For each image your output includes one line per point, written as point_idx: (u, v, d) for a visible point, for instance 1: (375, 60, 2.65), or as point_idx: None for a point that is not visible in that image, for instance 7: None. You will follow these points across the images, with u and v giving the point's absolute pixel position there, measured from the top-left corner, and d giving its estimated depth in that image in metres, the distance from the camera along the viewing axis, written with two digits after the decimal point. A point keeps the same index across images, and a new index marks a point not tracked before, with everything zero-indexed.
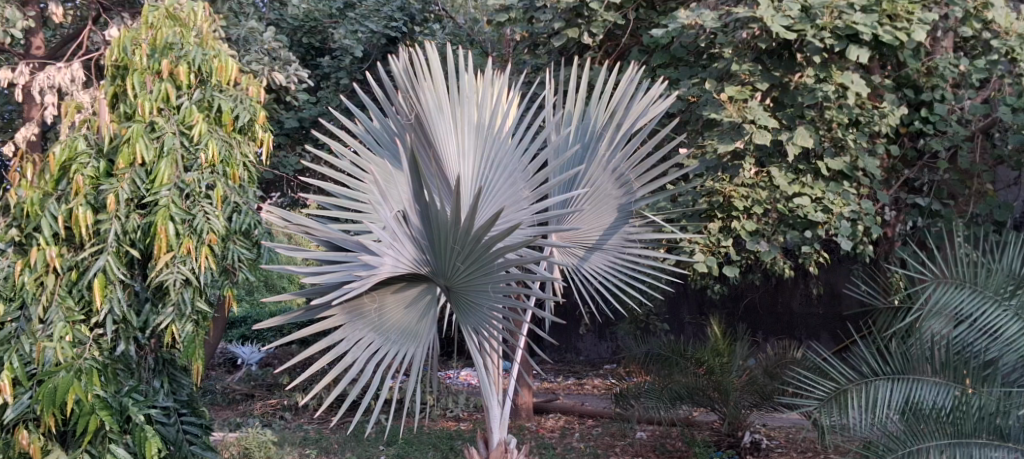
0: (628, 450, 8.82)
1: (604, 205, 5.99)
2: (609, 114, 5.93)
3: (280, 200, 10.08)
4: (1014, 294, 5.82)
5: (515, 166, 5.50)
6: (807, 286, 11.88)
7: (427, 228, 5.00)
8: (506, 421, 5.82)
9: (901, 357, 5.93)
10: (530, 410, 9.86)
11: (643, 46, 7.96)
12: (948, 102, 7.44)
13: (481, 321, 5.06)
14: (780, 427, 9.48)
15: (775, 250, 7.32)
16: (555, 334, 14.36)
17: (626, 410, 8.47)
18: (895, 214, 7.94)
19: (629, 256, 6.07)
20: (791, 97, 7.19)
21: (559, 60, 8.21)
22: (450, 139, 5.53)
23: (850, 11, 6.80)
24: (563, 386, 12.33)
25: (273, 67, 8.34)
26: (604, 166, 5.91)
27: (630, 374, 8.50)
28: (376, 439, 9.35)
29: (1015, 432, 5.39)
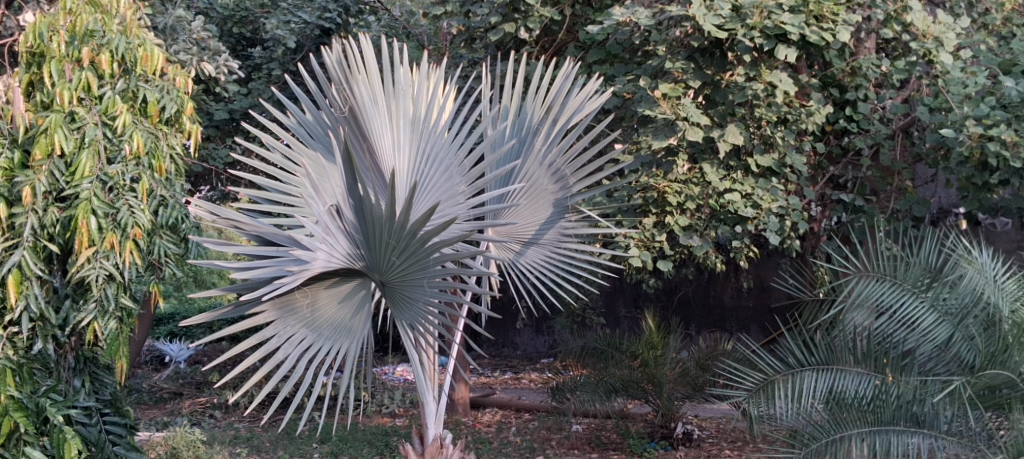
0: (564, 443, 8.98)
1: (540, 200, 6.13)
2: (545, 109, 6.07)
3: (210, 193, 10.09)
4: (930, 286, 6.06)
5: (451, 160, 5.61)
6: (737, 280, 12.15)
7: (362, 223, 5.10)
8: (442, 417, 5.94)
9: (826, 349, 6.11)
10: (466, 405, 9.96)
11: (580, 43, 8.11)
12: (871, 101, 7.69)
13: (417, 316, 5.19)
14: (710, 418, 9.71)
15: (707, 245, 7.48)
16: (491, 329, 14.52)
17: (561, 403, 8.60)
18: (821, 210, 8.17)
19: (565, 251, 6.22)
20: (722, 96, 7.36)
21: (496, 54, 8.31)
22: (386, 134, 5.63)
23: (778, 11, 6.98)
24: (500, 380, 12.49)
25: (202, 57, 8.21)
26: (539, 162, 6.06)
27: (566, 368, 8.70)
28: (308, 437, 9.40)
29: (930, 418, 5.63)
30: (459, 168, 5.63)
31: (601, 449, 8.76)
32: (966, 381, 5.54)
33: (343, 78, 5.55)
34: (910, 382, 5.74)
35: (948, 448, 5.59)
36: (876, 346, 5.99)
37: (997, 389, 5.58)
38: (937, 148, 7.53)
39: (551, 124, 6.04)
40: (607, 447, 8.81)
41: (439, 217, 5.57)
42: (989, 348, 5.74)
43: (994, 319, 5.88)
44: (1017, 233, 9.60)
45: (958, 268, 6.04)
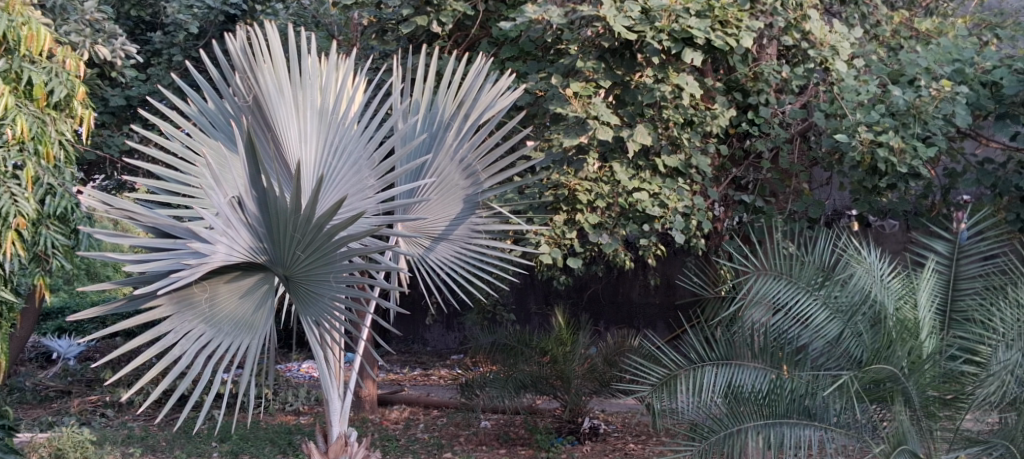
0: (472, 439, 9.11)
1: (451, 196, 6.24)
2: (457, 104, 6.19)
3: (105, 182, 9.85)
4: (822, 285, 6.31)
5: (360, 153, 5.68)
6: (645, 278, 12.47)
7: (265, 216, 5.13)
8: (346, 414, 6.02)
9: (726, 344, 6.24)
10: (373, 403, 10.03)
11: (493, 39, 8.14)
12: (772, 106, 7.91)
13: (322, 312, 5.26)
14: (617, 412, 9.92)
15: (616, 242, 7.62)
16: (399, 324, 14.59)
17: (470, 399, 8.70)
18: (724, 210, 8.42)
19: (475, 246, 6.33)
20: (632, 96, 7.52)
21: (408, 47, 8.36)
22: (292, 124, 5.69)
23: (686, 15, 7.12)
24: (409, 376, 12.60)
25: (96, 39, 8.07)
26: (451, 157, 6.17)
27: (476, 364, 8.73)
28: (206, 437, 9.35)
29: (820, 411, 5.92)
30: (368, 162, 5.70)
31: (509, 445, 8.89)
32: (854, 375, 5.70)
33: (247, 67, 5.62)
34: (803, 376, 5.99)
35: (836, 440, 5.88)
36: (772, 341, 6.19)
37: (882, 382, 5.77)
38: (832, 153, 7.84)
39: (462, 120, 6.17)
40: (515, 443, 8.93)
41: (347, 211, 5.67)
42: (875, 343, 6.07)
43: (880, 316, 6.18)
44: (904, 234, 10.05)
45: (848, 267, 6.35)
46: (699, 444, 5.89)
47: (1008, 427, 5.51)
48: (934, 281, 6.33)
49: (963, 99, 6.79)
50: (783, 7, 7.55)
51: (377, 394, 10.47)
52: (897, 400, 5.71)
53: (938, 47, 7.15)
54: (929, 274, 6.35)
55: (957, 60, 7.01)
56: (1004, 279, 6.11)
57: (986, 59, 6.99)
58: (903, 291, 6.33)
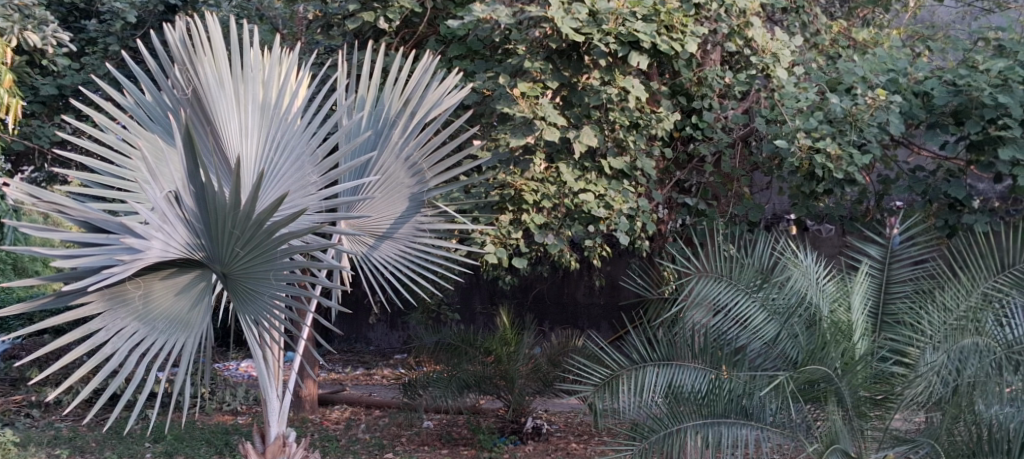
0: (414, 439, 9.12)
1: (395, 194, 6.27)
2: (403, 102, 6.22)
3: (35, 174, 9.75)
4: (761, 287, 6.47)
5: (302, 150, 5.72)
6: (590, 278, 12.63)
7: (203, 212, 5.15)
8: (285, 416, 6.03)
9: (668, 344, 6.35)
10: (313, 403, 10.01)
11: (440, 36, 8.07)
12: (715, 111, 8.02)
13: (261, 311, 5.25)
14: (559, 412, 9.99)
15: (561, 243, 7.62)
16: (341, 324, 14.53)
17: (412, 399, 8.66)
18: (667, 212, 8.43)
19: (420, 245, 6.36)
20: (578, 98, 7.50)
21: (354, 43, 8.19)
22: (232, 118, 5.67)
23: (632, 18, 7.22)
24: (351, 376, 12.57)
25: (26, 26, 7.93)
26: (395, 155, 6.21)
27: (420, 363, 8.71)
28: (138, 437, 9.28)
29: (757, 411, 5.99)
30: (311, 158, 5.73)
31: (451, 445, 8.93)
32: (789, 375, 5.81)
33: (186, 58, 5.52)
34: (740, 376, 6.10)
35: (772, 439, 5.96)
36: (713, 341, 6.31)
37: (816, 383, 5.90)
38: (772, 158, 7.95)
39: (409, 117, 6.20)
40: (457, 443, 8.98)
41: (288, 207, 5.69)
42: (810, 345, 6.18)
43: (816, 318, 6.35)
44: (839, 238, 10.26)
45: (785, 270, 6.50)
46: (639, 443, 5.96)
47: (933, 427, 5.66)
48: (866, 284, 6.50)
49: (897, 109, 6.94)
50: (727, 13, 7.67)
51: (318, 394, 10.44)
52: (830, 401, 5.84)
53: (873, 57, 7.30)
54: (861, 277, 6.51)
55: (891, 69, 7.20)
56: (933, 283, 6.32)
57: (918, 70, 7.17)
58: (837, 294, 6.49)
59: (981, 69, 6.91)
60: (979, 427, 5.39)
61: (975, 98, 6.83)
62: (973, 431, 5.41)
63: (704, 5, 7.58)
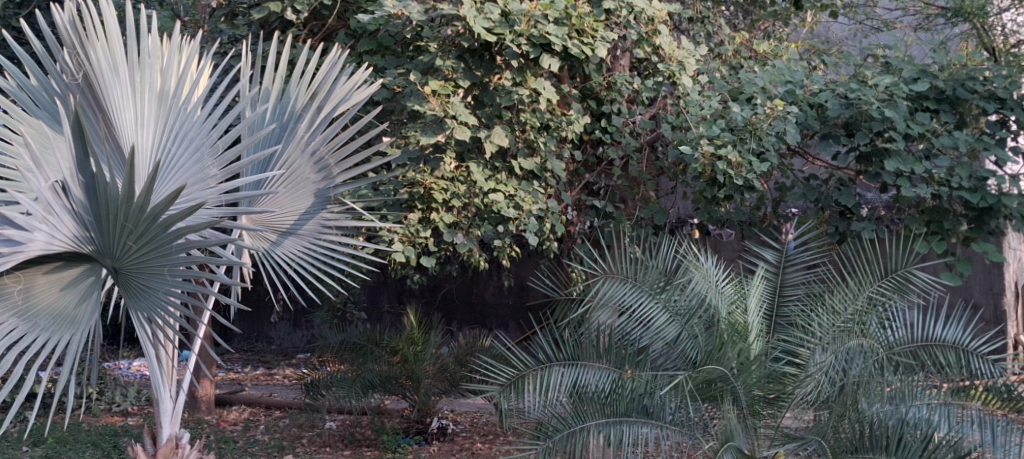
0: (315, 441, 9.08)
1: (300, 189, 6.26)
2: (310, 96, 6.25)
3: None
4: (665, 288, 6.64)
5: (203, 140, 5.66)
6: (499, 279, 12.71)
7: (93, 203, 4.97)
8: (178, 417, 5.93)
9: (573, 345, 6.46)
10: (210, 404, 9.93)
11: (350, 30, 7.76)
12: (623, 115, 8.09)
13: (154, 307, 5.14)
14: (466, 412, 10.06)
15: (470, 243, 7.56)
16: (242, 323, 14.50)
17: (316, 399, 8.67)
18: (576, 214, 8.48)
19: (325, 242, 6.38)
20: (490, 98, 7.46)
21: (259, 33, 8.01)
22: (127, 105, 5.55)
23: (544, 21, 7.09)
24: (251, 376, 12.48)
25: None
26: (301, 149, 6.20)
27: (323, 363, 8.70)
28: (16, 440, 9.08)
29: (658, 410, 6.15)
30: (212, 149, 5.69)
31: (355, 446, 8.89)
32: (689, 374, 6.05)
33: (76, 42, 5.34)
34: (643, 376, 6.28)
35: (672, 437, 6.13)
36: (616, 342, 6.48)
37: (713, 382, 6.15)
38: (678, 164, 8.05)
39: (315, 111, 6.21)
40: (361, 444, 8.94)
41: (186, 201, 5.62)
42: (708, 346, 6.39)
43: (715, 319, 6.55)
44: (739, 243, 10.57)
45: (687, 272, 6.69)
46: (544, 443, 6.02)
47: (820, 424, 5.87)
48: (762, 287, 6.71)
49: (794, 119, 7.11)
50: (636, 20, 7.65)
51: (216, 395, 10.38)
52: (727, 399, 6.08)
53: (774, 69, 7.40)
54: (758, 281, 6.74)
55: (789, 81, 7.32)
56: (823, 286, 6.58)
57: (814, 83, 7.34)
58: (734, 297, 6.69)
59: (870, 84, 7.10)
60: (862, 424, 5.71)
61: (864, 111, 7.05)
62: (856, 428, 5.72)
63: (614, 12, 7.56)
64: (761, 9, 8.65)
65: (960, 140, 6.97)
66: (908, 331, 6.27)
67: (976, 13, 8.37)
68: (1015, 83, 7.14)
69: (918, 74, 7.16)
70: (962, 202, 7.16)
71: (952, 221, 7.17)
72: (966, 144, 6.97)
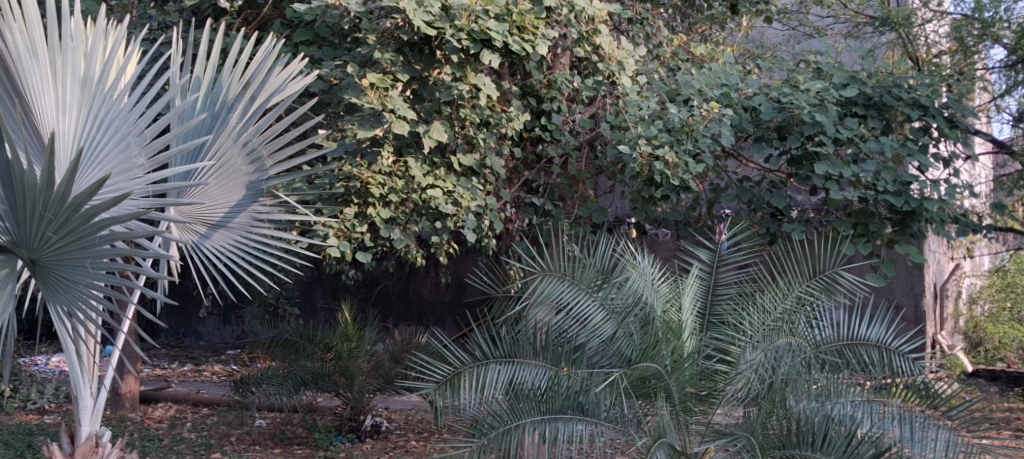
0: (244, 439, 8.84)
1: (231, 181, 6.02)
2: (243, 85, 6.05)
3: None
4: (601, 287, 6.72)
5: (129, 129, 5.37)
6: (436, 276, 12.67)
7: (9, 194, 4.74)
8: (98, 415, 5.74)
9: (511, 342, 6.53)
10: (134, 400, 9.60)
11: (286, 18, 7.54)
12: (563, 114, 8.03)
13: (75, 300, 4.96)
14: (399, 409, 10.03)
15: (407, 238, 7.40)
16: (170, 317, 14.41)
17: (245, 397, 8.37)
18: (514, 210, 8.35)
19: (258, 236, 6.14)
20: (429, 93, 7.31)
21: (191, 20, 7.90)
22: (48, 91, 5.14)
23: (485, 17, 7.00)
24: (177, 372, 12.31)
25: None
26: (233, 139, 5.97)
27: (254, 360, 8.50)
28: None
29: (592, 407, 6.23)
30: (139, 138, 5.40)
31: (285, 444, 8.70)
32: (623, 372, 6.18)
33: None
34: (578, 373, 6.34)
35: (605, 433, 6.22)
36: (553, 340, 6.55)
37: (647, 379, 6.28)
38: (616, 163, 8.02)
39: (248, 101, 6.03)
40: (291, 442, 8.74)
41: (110, 190, 5.36)
42: (643, 344, 6.47)
43: (650, 318, 6.60)
44: (675, 243, 10.68)
45: (624, 271, 6.75)
46: (478, 440, 6.05)
47: (750, 421, 6.01)
48: (696, 286, 6.83)
49: (729, 121, 7.18)
50: (577, 19, 7.57)
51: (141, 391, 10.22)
52: (660, 397, 6.20)
53: (709, 72, 7.53)
54: (691, 280, 6.84)
55: (724, 84, 7.43)
56: (755, 286, 6.73)
57: (749, 86, 7.45)
58: (669, 295, 6.77)
59: (803, 89, 7.22)
60: (789, 420, 5.81)
61: (796, 115, 7.11)
62: (784, 424, 5.81)
63: (555, 10, 7.47)
64: (698, 13, 8.69)
65: (886, 145, 7.04)
66: (834, 330, 6.43)
67: (902, 23, 8.53)
68: (938, 91, 7.36)
69: (847, 81, 7.34)
70: (887, 205, 7.26)
71: (878, 223, 7.27)
72: (891, 150, 7.06)
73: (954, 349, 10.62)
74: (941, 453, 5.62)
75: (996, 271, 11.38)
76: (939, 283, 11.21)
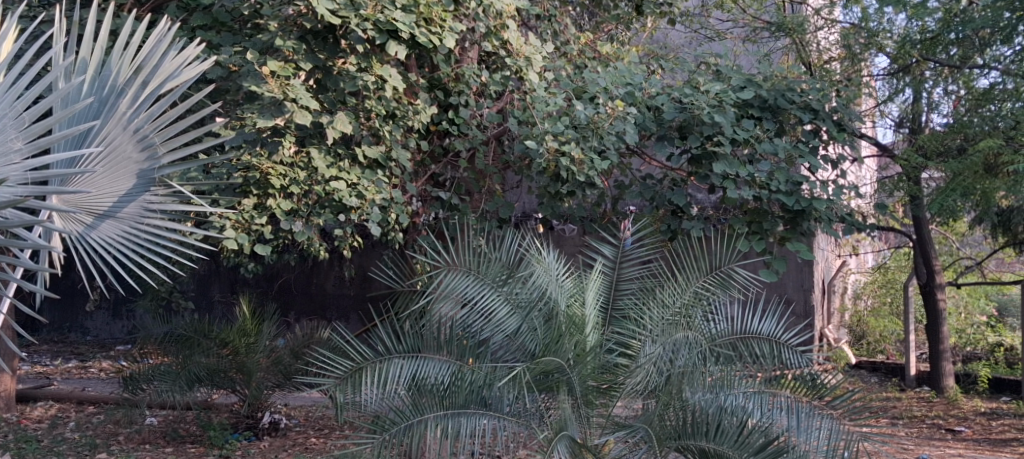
0: (133, 438, 8.42)
1: (120, 170, 5.93)
2: (134, 70, 5.87)
3: None
4: (506, 282, 6.79)
5: (6, 112, 5.19)
6: (341, 269, 12.55)
7: None
8: None
9: (414, 337, 6.52)
10: (11, 400, 9.16)
11: (182, 3, 7.36)
12: (471, 108, 7.90)
13: None
14: (300, 407, 9.71)
15: (310, 231, 7.21)
16: (58, 313, 14.04)
17: (134, 394, 8.19)
18: (421, 205, 8.17)
19: (149, 227, 6.13)
20: (333, 83, 7.14)
21: (77, 1, 7.72)
22: None
23: (391, 8, 6.92)
24: (62, 370, 11.86)
25: None
26: (123, 126, 5.83)
27: (145, 356, 8.30)
28: None
29: (495, 401, 6.29)
30: (16, 121, 5.23)
31: (177, 443, 8.33)
32: (527, 366, 6.26)
33: None
34: (483, 368, 6.38)
35: (508, 428, 6.31)
36: (456, 334, 6.56)
37: (550, 374, 6.40)
38: (524, 158, 7.97)
39: (140, 87, 5.87)
40: (184, 440, 8.38)
41: None
42: (547, 339, 6.55)
43: (554, 312, 6.68)
44: (580, 239, 10.87)
45: (528, 266, 6.82)
46: (380, 436, 6.02)
47: (648, 412, 6.18)
48: (600, 282, 6.91)
49: (633, 120, 7.26)
50: (484, 13, 7.56)
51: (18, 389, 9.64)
52: (562, 390, 6.32)
53: (614, 71, 7.57)
54: (594, 276, 6.91)
55: (629, 83, 7.50)
56: (656, 281, 6.87)
57: (652, 86, 7.55)
58: (573, 290, 6.82)
59: (702, 90, 7.36)
60: (686, 413, 6.01)
61: (697, 115, 7.23)
62: (681, 416, 6.02)
63: (464, 3, 7.40)
64: (606, 12, 8.92)
65: (780, 146, 7.24)
66: (729, 324, 6.64)
67: (796, 30, 8.71)
68: (827, 96, 7.57)
69: (744, 83, 7.50)
70: (779, 204, 7.43)
71: (770, 222, 7.40)
72: (784, 151, 7.25)
73: (840, 342, 10.88)
74: (823, 441, 5.97)
75: (879, 268, 11.64)
76: (827, 280, 11.55)
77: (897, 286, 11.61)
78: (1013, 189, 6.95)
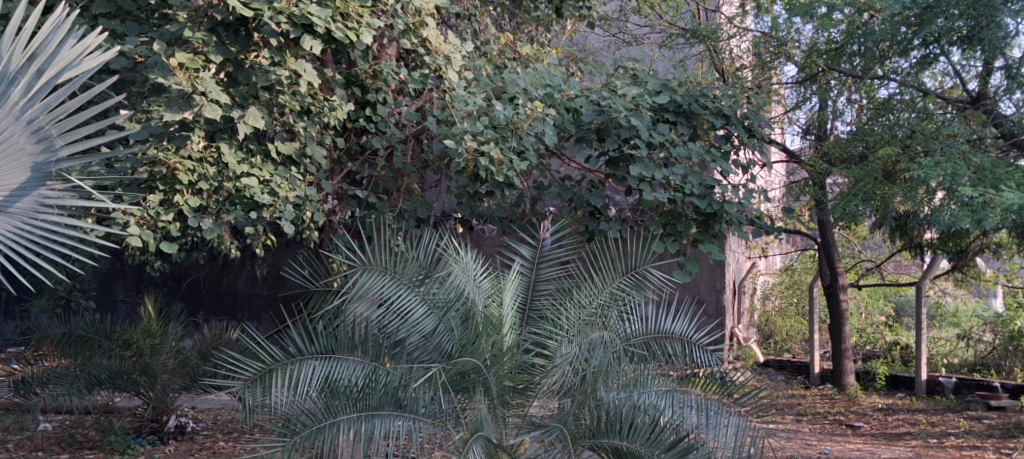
0: (26, 444, 8.07)
1: (13, 163, 5.46)
2: (27, 57, 5.39)
3: None
4: (423, 282, 6.71)
5: None
6: (252, 267, 12.22)
7: None
8: None
9: (327, 337, 6.32)
10: None
11: None
12: (388, 105, 7.79)
13: None
14: (208, 409, 9.45)
15: (218, 229, 7.02)
16: None
17: (26, 399, 7.68)
18: (337, 203, 8.10)
19: (46, 223, 5.68)
20: (244, 76, 6.95)
21: None
22: None
23: (306, 1, 6.73)
24: None
25: None
26: (15, 116, 5.36)
27: (40, 359, 7.94)
28: None
29: (410, 402, 6.20)
30: None
31: (73, 449, 8.06)
32: (443, 367, 6.19)
33: None
34: (399, 368, 6.29)
35: (423, 428, 6.24)
36: (372, 334, 6.44)
37: (467, 374, 6.31)
38: (443, 157, 7.92)
39: (35, 76, 5.41)
40: (80, 446, 8.12)
41: None
42: (463, 338, 6.50)
43: (472, 312, 6.62)
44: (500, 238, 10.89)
45: (446, 266, 6.78)
46: (291, 440, 5.84)
47: (563, 412, 6.23)
48: (517, 282, 6.93)
49: (551, 121, 7.31)
50: (403, 10, 7.46)
51: None
52: (478, 390, 6.29)
53: (534, 72, 7.63)
54: (512, 276, 6.95)
55: (548, 85, 7.56)
56: (572, 282, 6.92)
57: (571, 88, 7.61)
58: (490, 290, 6.80)
59: (619, 93, 7.48)
60: (600, 411, 6.10)
61: (614, 118, 7.32)
62: (595, 414, 6.10)
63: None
64: (526, 14, 8.94)
65: (693, 151, 7.38)
66: (642, 324, 6.75)
67: (709, 36, 9.17)
68: (739, 102, 7.77)
69: (660, 87, 7.63)
70: (692, 207, 7.60)
71: (683, 224, 7.58)
72: (697, 155, 7.40)
73: (747, 341, 11.26)
74: (730, 438, 6.07)
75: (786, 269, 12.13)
76: (739, 281, 11.97)
77: (802, 287, 12.07)
78: (909, 195, 7.37)
